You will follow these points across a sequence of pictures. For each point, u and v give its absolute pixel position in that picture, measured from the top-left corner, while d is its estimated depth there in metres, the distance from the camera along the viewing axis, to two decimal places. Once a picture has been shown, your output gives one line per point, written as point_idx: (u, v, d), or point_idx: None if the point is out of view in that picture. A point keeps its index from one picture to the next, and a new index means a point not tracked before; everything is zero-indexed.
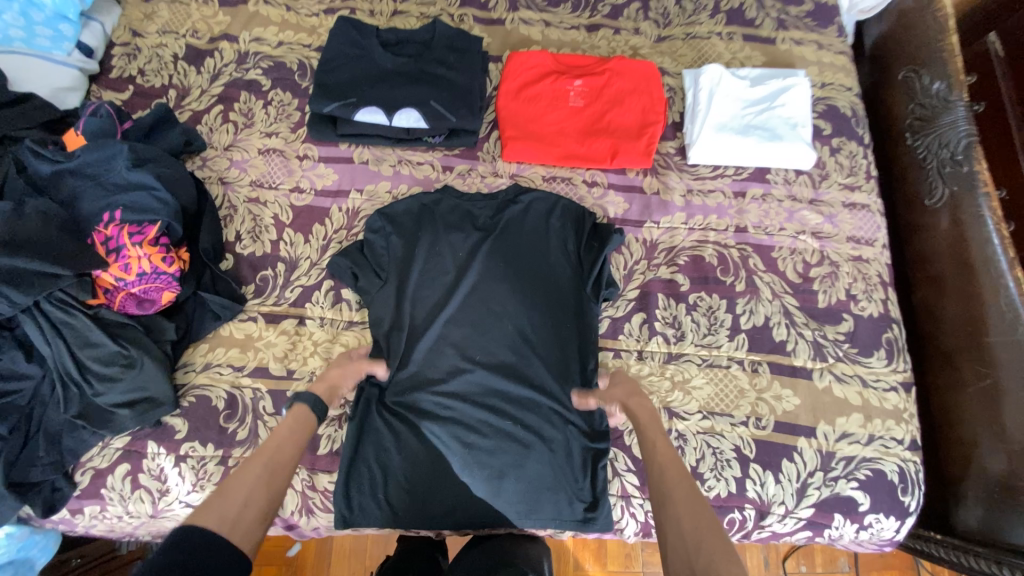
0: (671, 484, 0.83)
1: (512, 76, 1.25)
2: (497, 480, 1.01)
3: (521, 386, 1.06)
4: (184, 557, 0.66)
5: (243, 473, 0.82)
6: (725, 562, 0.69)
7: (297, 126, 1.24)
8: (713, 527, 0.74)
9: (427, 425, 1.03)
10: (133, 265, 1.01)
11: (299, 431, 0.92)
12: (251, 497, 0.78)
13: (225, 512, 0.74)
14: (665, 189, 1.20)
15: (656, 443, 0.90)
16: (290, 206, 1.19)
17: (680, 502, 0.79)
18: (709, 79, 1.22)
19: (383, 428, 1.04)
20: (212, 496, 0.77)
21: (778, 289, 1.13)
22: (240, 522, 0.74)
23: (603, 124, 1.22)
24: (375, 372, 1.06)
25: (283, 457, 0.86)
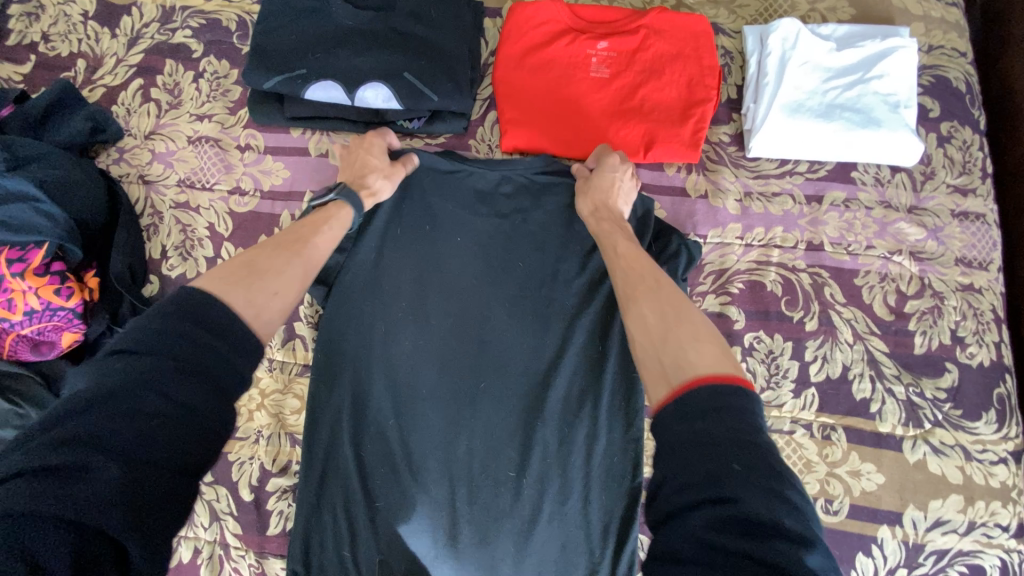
0: (645, 287, 0.69)
1: (514, 36, 0.94)
2: (485, 544, 0.82)
3: (527, 433, 0.84)
4: (189, 338, 0.51)
5: (274, 262, 0.67)
6: (700, 355, 0.57)
7: (238, 106, 0.96)
8: (689, 323, 0.62)
9: (410, 471, 0.84)
10: (19, 302, 0.79)
11: (335, 230, 0.77)
12: (280, 287, 0.65)
13: (252, 293, 0.60)
14: (716, 192, 0.91)
15: (619, 249, 0.77)
16: (229, 213, 0.93)
17: (644, 305, 0.66)
18: (781, 39, 0.90)
19: (351, 488, 0.84)
20: (236, 273, 0.61)
21: (862, 330, 0.87)
22: (262, 308, 0.60)
23: (635, 102, 0.92)
24: (343, 415, 0.85)
25: (313, 250, 0.72)
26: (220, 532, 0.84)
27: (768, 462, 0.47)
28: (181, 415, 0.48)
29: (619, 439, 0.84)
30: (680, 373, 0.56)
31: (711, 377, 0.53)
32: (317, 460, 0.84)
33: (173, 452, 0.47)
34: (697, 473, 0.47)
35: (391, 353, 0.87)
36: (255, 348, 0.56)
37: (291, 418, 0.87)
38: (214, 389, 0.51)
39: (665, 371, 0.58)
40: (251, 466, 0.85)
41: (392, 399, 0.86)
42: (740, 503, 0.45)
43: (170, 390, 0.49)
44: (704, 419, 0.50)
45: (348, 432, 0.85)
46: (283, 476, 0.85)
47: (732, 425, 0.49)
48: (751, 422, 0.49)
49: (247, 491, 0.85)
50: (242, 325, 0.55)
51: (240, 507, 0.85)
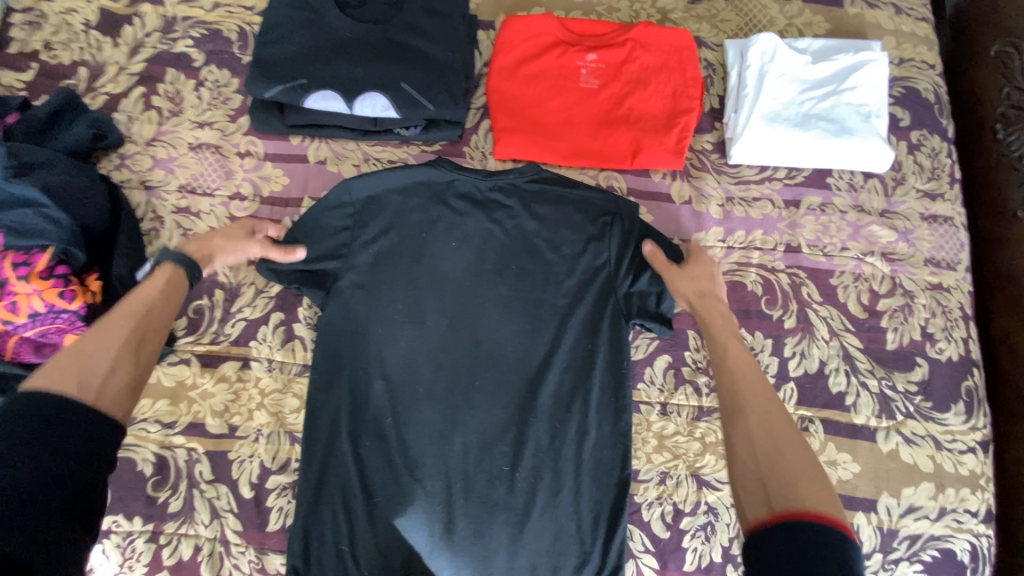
0: (749, 393, 0.71)
1: (507, 48, 0.99)
2: (480, 536, 0.85)
3: (521, 428, 0.88)
4: (23, 428, 0.55)
5: (99, 334, 0.68)
6: (810, 489, 0.60)
7: (238, 114, 0.99)
8: (799, 451, 0.65)
9: (407, 465, 0.87)
10: (23, 304, 0.80)
11: (167, 289, 0.77)
12: (116, 359, 0.66)
13: (66, 375, 0.62)
14: (700, 197, 0.95)
15: (726, 347, 0.78)
16: (230, 217, 0.95)
17: (753, 416, 0.69)
18: (760, 53, 0.95)
19: (349, 484, 0.86)
20: (61, 359, 0.64)
21: (838, 327, 0.92)
22: (103, 388, 0.63)
23: (623, 111, 0.96)
24: (343, 413, 0.88)
25: (155, 314, 0.73)
26: (221, 529, 0.86)
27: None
28: (56, 485, 0.54)
29: (609, 434, 0.87)
30: (786, 498, 0.60)
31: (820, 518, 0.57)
32: (316, 456, 0.87)
33: (46, 518, 0.53)
34: None
35: (389, 352, 0.90)
36: (97, 425, 0.60)
37: (290, 417, 0.90)
38: (62, 460, 0.55)
39: (768, 491, 0.62)
40: (251, 464, 0.87)
41: (390, 396, 0.89)
42: None
43: (41, 466, 0.54)
44: (807, 547, 0.55)
45: (346, 428, 0.88)
46: (283, 473, 0.87)
47: (832, 557, 0.54)
48: (851, 560, 0.54)
49: (247, 488, 0.87)
50: (53, 403, 0.58)
51: (240, 504, 0.87)
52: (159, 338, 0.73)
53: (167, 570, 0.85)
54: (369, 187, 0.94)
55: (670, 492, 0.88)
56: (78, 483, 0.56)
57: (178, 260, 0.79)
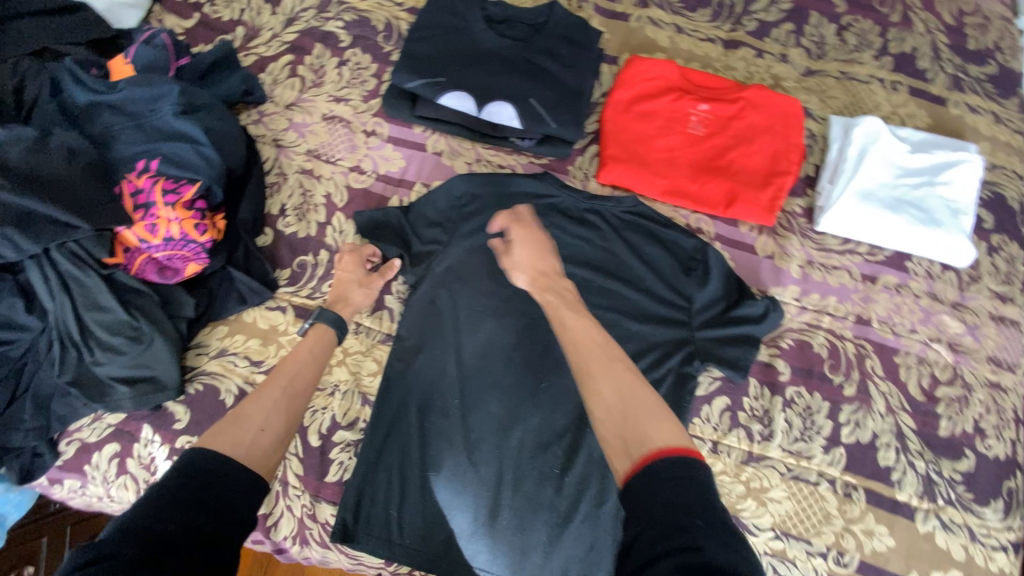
0: (593, 359, 0.74)
1: (627, 85, 1.06)
2: (522, 530, 0.89)
3: (577, 436, 0.92)
4: (187, 481, 0.58)
5: (259, 398, 0.75)
6: (657, 430, 0.65)
7: (372, 97, 1.09)
8: (645, 402, 0.69)
9: (465, 448, 0.92)
10: (160, 228, 0.87)
11: (315, 354, 0.85)
12: (267, 424, 0.72)
13: (234, 437, 0.67)
14: (783, 255, 1.00)
15: (563, 317, 0.82)
16: (347, 187, 1.03)
17: (605, 376, 0.72)
18: (863, 134, 1.02)
19: (410, 454, 0.91)
20: (227, 420, 0.70)
21: (895, 404, 0.95)
22: (253, 449, 0.67)
23: (724, 162, 1.02)
24: (417, 385, 0.94)
25: (301, 383, 0.80)
26: (283, 470, 0.91)
27: (724, 526, 0.54)
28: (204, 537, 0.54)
29: None
30: (641, 445, 0.63)
31: (670, 455, 0.61)
32: (385, 421, 0.92)
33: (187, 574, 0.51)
34: (668, 532, 0.54)
35: (468, 339, 0.96)
36: (251, 484, 0.63)
37: (366, 380, 0.96)
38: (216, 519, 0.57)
39: (629, 444, 0.64)
40: (323, 416, 0.93)
41: (461, 379, 0.94)
42: (706, 557, 0.51)
43: (193, 516, 0.55)
44: (670, 486, 0.58)
45: (417, 400, 0.93)
46: (349, 431, 0.93)
47: (694, 494, 0.57)
48: (705, 489, 0.58)
49: (314, 437, 0.92)
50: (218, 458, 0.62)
51: (304, 450, 0.92)
52: (303, 404, 0.78)
53: None
54: (478, 186, 1.01)
55: None
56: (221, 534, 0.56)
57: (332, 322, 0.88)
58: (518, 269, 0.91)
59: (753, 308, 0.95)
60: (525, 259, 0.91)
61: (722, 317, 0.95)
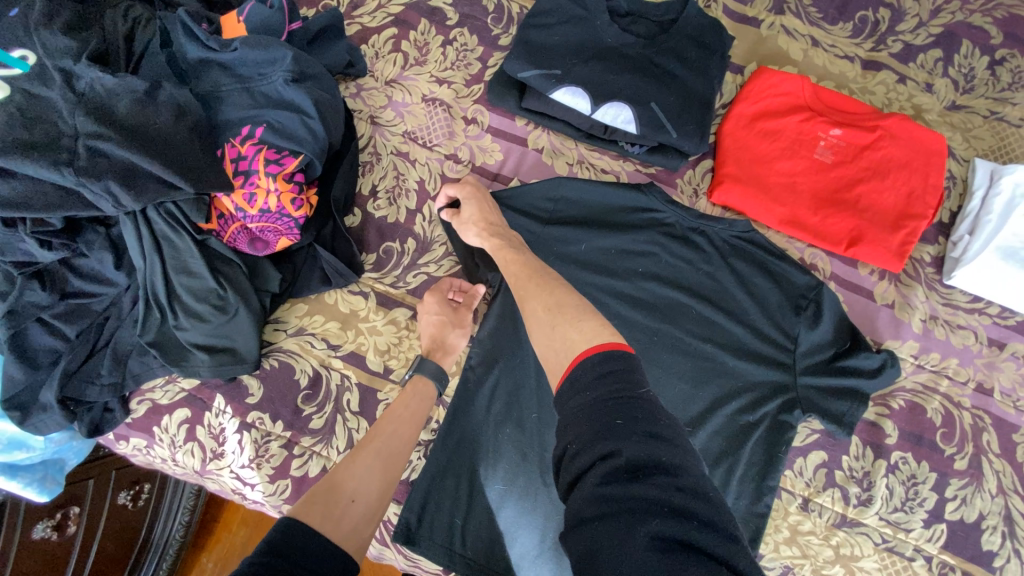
0: (525, 275, 0.80)
1: (752, 98, 0.98)
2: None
3: None
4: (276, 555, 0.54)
5: (353, 464, 0.74)
6: (582, 332, 0.65)
7: (475, 81, 1.02)
8: (571, 309, 0.71)
9: (537, 465, 0.88)
10: (259, 198, 0.84)
11: (409, 408, 0.83)
12: (357, 494, 0.69)
13: (330, 507, 0.65)
14: (904, 306, 0.92)
15: (503, 257, 0.84)
16: (441, 174, 0.98)
17: (534, 297, 0.75)
18: (1015, 184, 0.91)
19: (486, 464, 0.88)
20: (321, 485, 0.68)
21: (1007, 485, 0.87)
22: (344, 522, 0.64)
23: (851, 196, 0.94)
24: (494, 393, 0.90)
25: (396, 445, 0.78)
26: None
27: (648, 419, 0.52)
28: None
29: (744, 508, 0.85)
30: (568, 352, 0.64)
31: (594, 350, 0.61)
32: (457, 425, 0.89)
33: None
34: (591, 435, 0.52)
35: None
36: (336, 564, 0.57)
37: None
38: None
39: (558, 354, 0.65)
40: None
41: (539, 394, 0.90)
42: (625, 452, 0.49)
43: None
44: (591, 387, 0.56)
45: (494, 409, 0.90)
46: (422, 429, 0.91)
47: (613, 390, 0.55)
48: (629, 382, 0.56)
49: None
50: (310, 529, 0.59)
51: None
52: (393, 467, 0.76)
53: (290, 479, 0.88)
54: (579, 190, 0.95)
55: None
56: None
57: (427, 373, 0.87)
58: (467, 226, 0.88)
59: (863, 359, 0.88)
60: (473, 214, 0.89)
61: (832, 366, 0.88)
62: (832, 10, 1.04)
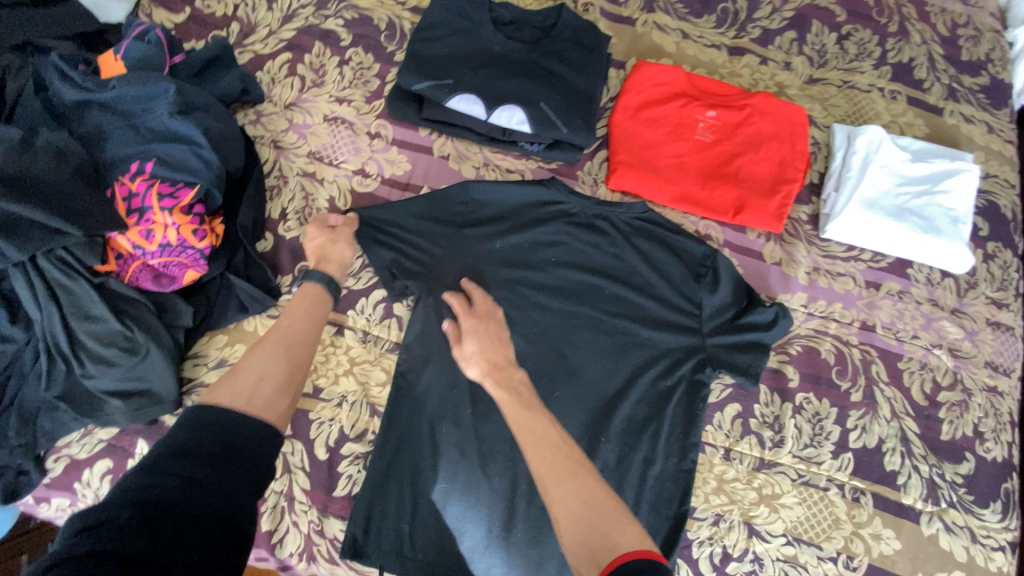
0: (553, 445, 0.70)
1: (635, 89, 1.06)
2: (536, 541, 0.88)
3: (592, 445, 0.91)
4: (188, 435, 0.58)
5: (255, 353, 0.74)
6: (625, 532, 0.60)
7: (374, 97, 1.05)
8: (606, 501, 0.64)
9: (479, 461, 0.90)
10: (157, 234, 0.83)
11: (304, 304, 0.84)
12: (266, 373, 0.71)
13: (237, 389, 0.66)
14: (789, 262, 1.02)
15: (518, 418, 0.75)
16: (350, 191, 1.00)
17: (561, 486, 0.66)
18: (866, 142, 1.03)
19: (427, 466, 0.89)
20: (224, 376, 0.69)
21: (899, 409, 0.96)
22: (256, 398, 0.67)
23: (732, 169, 1.03)
24: (427, 397, 0.92)
25: (298, 333, 0.79)
26: (289, 484, 0.88)
27: None
28: (201, 486, 0.53)
29: (673, 467, 0.91)
30: (608, 551, 0.59)
31: (638, 556, 0.57)
32: (394, 434, 0.90)
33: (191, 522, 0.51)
34: None
35: None
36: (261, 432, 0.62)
37: (374, 390, 0.94)
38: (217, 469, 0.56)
39: (593, 548, 0.60)
40: (330, 428, 0.91)
41: (473, 392, 0.93)
42: None
43: (183, 473, 0.54)
44: None
45: (429, 412, 0.91)
46: (358, 442, 0.91)
47: None
48: None
49: (322, 451, 0.90)
50: (224, 413, 0.62)
51: (312, 464, 0.90)
52: (303, 350, 0.78)
53: None
54: (487, 192, 0.99)
55: (720, 534, 0.90)
56: (221, 485, 0.55)
57: (321, 281, 0.87)
58: (473, 360, 0.84)
59: (759, 316, 0.96)
60: (475, 349, 0.85)
61: (734, 324, 0.96)
62: (696, 4, 1.14)
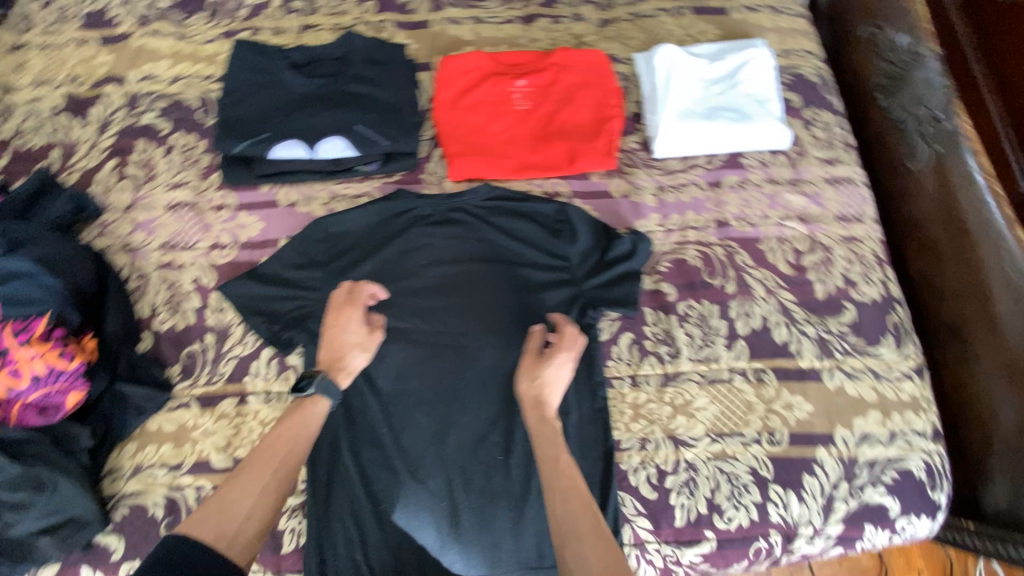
0: (581, 506, 0.71)
1: (446, 84, 1.11)
2: (485, 526, 0.90)
3: (508, 418, 0.94)
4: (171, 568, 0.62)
5: (251, 478, 0.75)
6: None
7: (209, 172, 1.08)
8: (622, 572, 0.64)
9: (409, 472, 0.92)
10: (24, 369, 0.85)
11: (303, 426, 0.82)
12: (253, 512, 0.71)
13: (219, 528, 0.68)
14: (634, 191, 1.08)
15: (549, 474, 0.76)
16: (211, 266, 1.02)
17: (580, 545, 0.67)
18: (664, 61, 1.10)
19: (358, 495, 0.91)
20: (215, 501, 0.71)
21: (772, 286, 1.02)
22: (237, 535, 0.68)
23: (555, 126, 1.09)
24: (342, 430, 0.94)
25: (292, 458, 0.79)
26: None
27: None
28: None
29: (587, 410, 0.96)
30: None
31: None
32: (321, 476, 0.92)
33: None
34: None
35: (373, 366, 0.97)
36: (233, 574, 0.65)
37: None
38: None
39: None
40: None
41: (384, 409, 0.94)
42: None
43: None
44: None
45: (348, 444, 0.93)
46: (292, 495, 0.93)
47: None
48: None
49: None
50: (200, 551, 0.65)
51: None
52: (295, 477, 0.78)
53: None
54: (339, 223, 1.02)
55: (651, 455, 0.94)
56: None
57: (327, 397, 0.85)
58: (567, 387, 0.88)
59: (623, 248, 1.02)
60: (529, 392, 0.87)
61: (601, 264, 1.02)
62: None
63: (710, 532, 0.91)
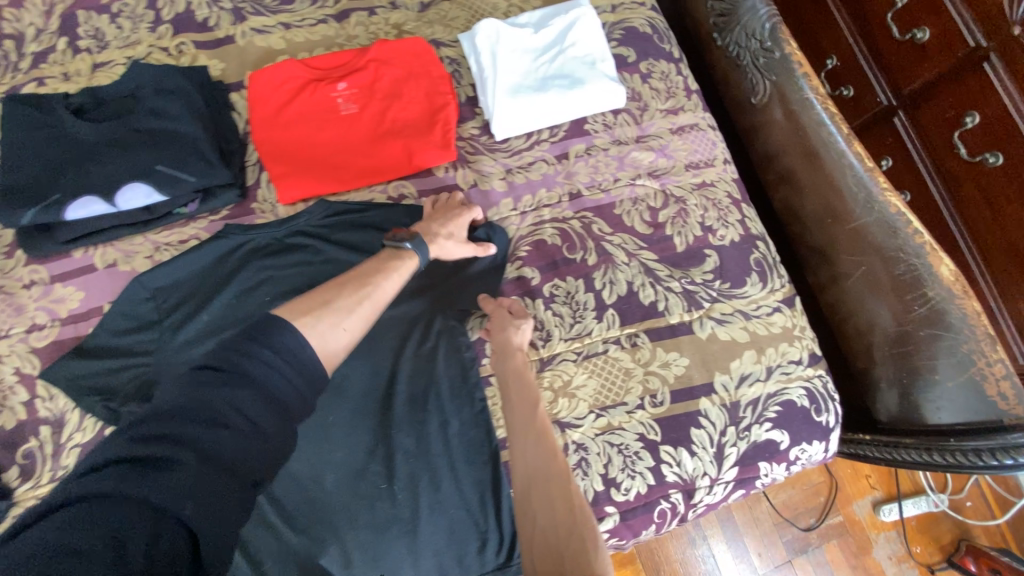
0: (547, 457, 0.77)
1: (261, 102, 1.02)
2: (379, 561, 0.85)
3: (386, 442, 0.90)
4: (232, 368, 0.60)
5: (342, 290, 0.75)
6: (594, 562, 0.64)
7: (12, 248, 0.97)
8: (580, 518, 0.70)
9: (288, 524, 0.85)
10: None
11: (402, 264, 0.84)
12: (349, 324, 0.72)
13: (325, 327, 0.69)
14: (482, 178, 1.04)
15: (517, 433, 0.81)
16: (31, 350, 0.93)
17: (544, 496, 0.74)
18: (486, 38, 1.05)
19: (234, 568, 0.82)
20: (316, 303, 0.71)
21: (632, 249, 1.01)
22: (326, 339, 0.68)
23: (387, 126, 1.03)
24: None
25: (385, 283, 0.80)
26: None
27: None
28: (226, 436, 0.55)
29: (468, 415, 0.93)
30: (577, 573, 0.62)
31: None
32: None
33: (208, 467, 0.53)
34: None
35: None
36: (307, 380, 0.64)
37: None
38: (269, 417, 0.59)
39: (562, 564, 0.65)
40: None
41: None
42: None
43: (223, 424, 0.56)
44: None
45: None
46: None
47: None
48: None
49: None
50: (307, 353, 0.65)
51: None
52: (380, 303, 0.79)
53: None
54: (163, 275, 0.93)
55: None
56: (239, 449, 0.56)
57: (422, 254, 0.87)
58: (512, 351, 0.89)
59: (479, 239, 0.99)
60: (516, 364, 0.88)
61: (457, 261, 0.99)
62: None
63: (610, 508, 0.90)
